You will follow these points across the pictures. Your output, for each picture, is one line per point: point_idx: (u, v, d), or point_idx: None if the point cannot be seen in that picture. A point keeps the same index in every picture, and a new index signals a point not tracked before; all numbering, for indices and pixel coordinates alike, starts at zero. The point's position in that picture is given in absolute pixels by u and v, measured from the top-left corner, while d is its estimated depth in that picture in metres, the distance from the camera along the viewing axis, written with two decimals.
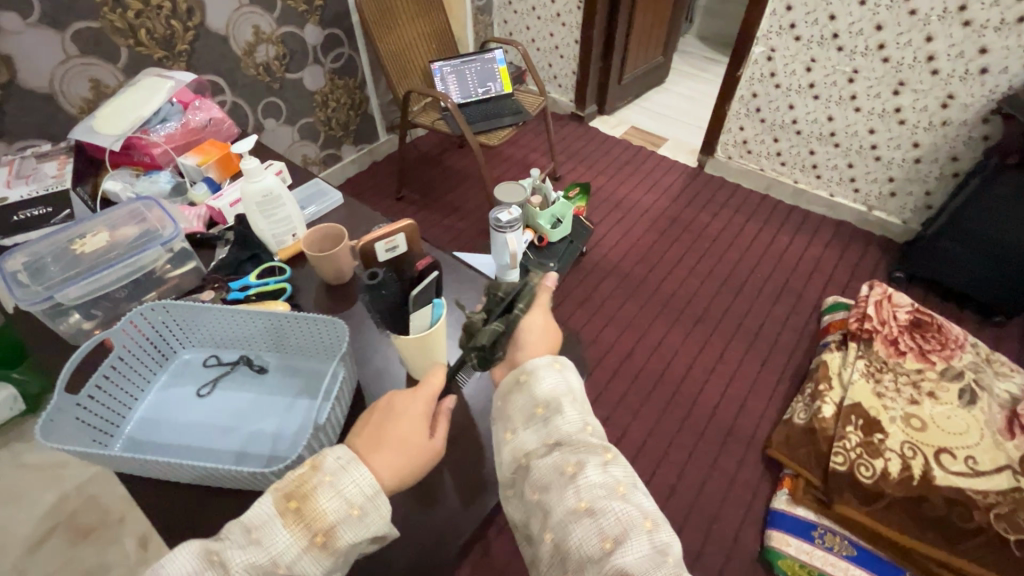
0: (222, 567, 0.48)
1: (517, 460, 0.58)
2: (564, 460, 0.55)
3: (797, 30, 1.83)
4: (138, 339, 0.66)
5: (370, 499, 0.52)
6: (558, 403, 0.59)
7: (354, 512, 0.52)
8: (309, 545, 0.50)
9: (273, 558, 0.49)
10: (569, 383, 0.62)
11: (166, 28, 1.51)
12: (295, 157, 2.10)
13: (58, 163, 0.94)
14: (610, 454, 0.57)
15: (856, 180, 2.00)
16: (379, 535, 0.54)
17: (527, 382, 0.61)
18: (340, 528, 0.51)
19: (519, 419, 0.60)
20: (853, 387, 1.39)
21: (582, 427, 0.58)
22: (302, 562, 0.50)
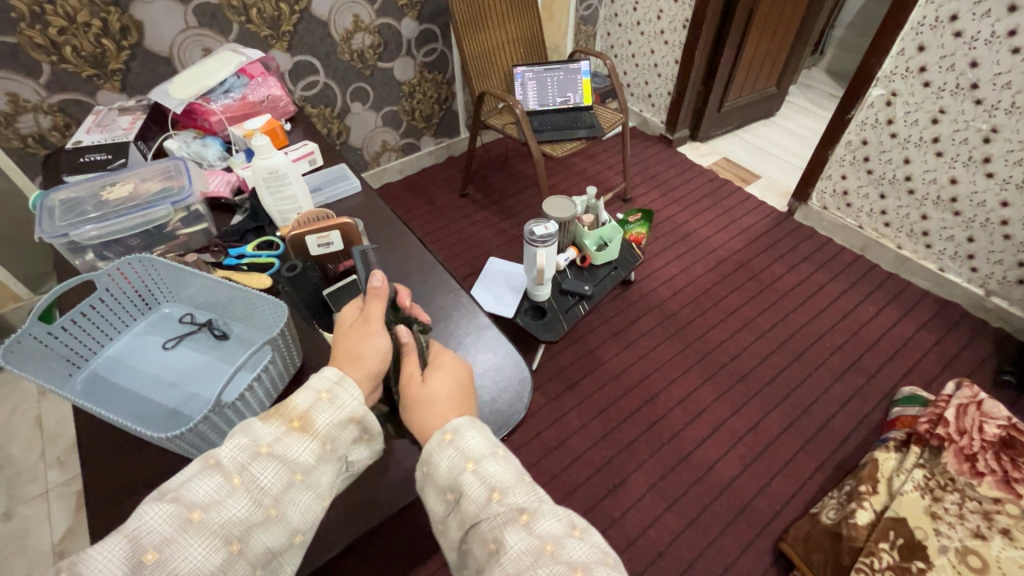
0: (217, 462, 0.48)
1: (457, 546, 0.53)
2: (485, 538, 0.49)
3: (926, 75, 1.58)
4: (123, 285, 0.72)
5: (335, 383, 0.55)
6: (460, 485, 0.52)
7: (323, 396, 0.54)
8: (288, 430, 0.51)
9: (258, 441, 0.49)
10: (463, 453, 0.53)
11: (275, 9, 1.64)
12: (376, 141, 2.21)
13: (132, 118, 1.06)
14: (528, 513, 0.49)
15: (975, 258, 1.69)
16: (363, 422, 0.55)
17: (428, 473, 0.54)
18: (315, 412, 0.52)
19: (439, 511, 0.54)
20: (902, 499, 1.18)
21: (487, 498, 0.50)
22: (288, 445, 0.50)
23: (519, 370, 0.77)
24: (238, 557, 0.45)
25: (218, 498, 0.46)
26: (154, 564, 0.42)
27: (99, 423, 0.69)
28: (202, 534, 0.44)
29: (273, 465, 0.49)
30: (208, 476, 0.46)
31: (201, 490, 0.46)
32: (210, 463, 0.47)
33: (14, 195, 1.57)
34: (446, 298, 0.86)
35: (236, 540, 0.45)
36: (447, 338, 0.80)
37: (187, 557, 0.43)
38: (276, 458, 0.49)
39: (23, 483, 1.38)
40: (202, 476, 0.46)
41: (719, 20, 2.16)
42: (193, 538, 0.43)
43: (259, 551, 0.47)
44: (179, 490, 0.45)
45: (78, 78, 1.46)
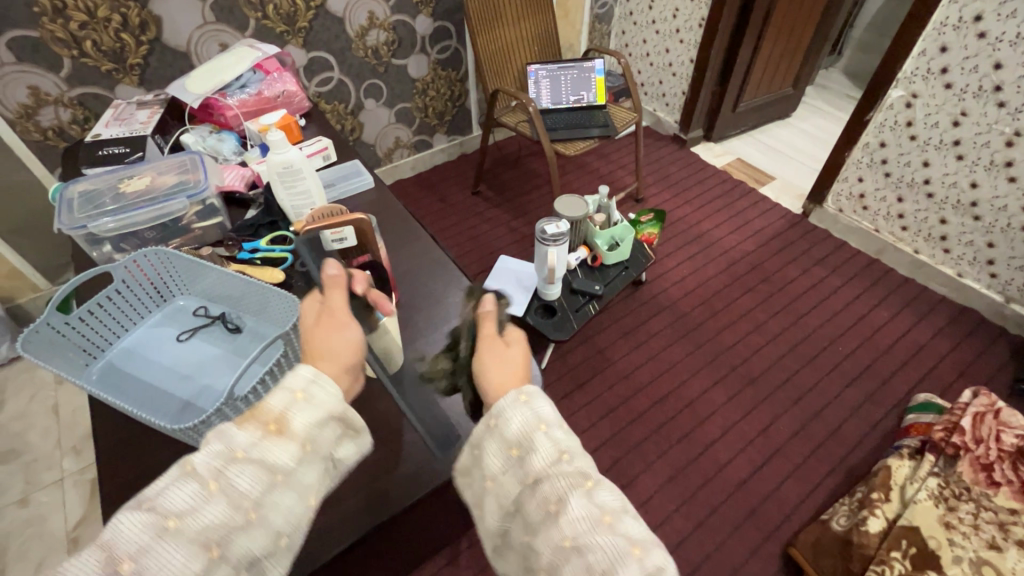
0: (191, 467, 0.45)
1: (504, 505, 0.50)
2: (546, 496, 0.47)
3: (948, 76, 1.55)
4: (139, 277, 0.73)
5: (310, 380, 0.50)
6: (531, 441, 0.50)
7: (299, 395, 0.49)
8: (265, 433, 0.47)
9: (233, 446, 0.46)
10: (537, 413, 0.51)
11: (290, 5, 1.65)
12: (389, 138, 2.21)
13: (150, 112, 1.07)
14: (592, 481, 0.48)
15: (995, 263, 1.66)
16: (345, 418, 0.51)
17: (495, 425, 0.52)
18: (292, 412, 0.48)
19: (497, 465, 0.51)
20: (915, 508, 1.16)
21: (557, 457, 0.49)
22: (265, 449, 0.47)
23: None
24: (219, 564, 0.42)
25: (194, 505, 0.43)
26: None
27: (114, 413, 0.70)
28: (178, 543, 0.41)
29: (251, 470, 0.46)
30: (182, 482, 0.44)
31: (176, 497, 0.43)
32: (184, 469, 0.44)
33: (35, 186, 1.59)
34: (458, 294, 0.86)
35: (216, 548, 0.42)
36: None
37: (163, 566, 0.40)
38: (253, 462, 0.46)
39: (39, 470, 1.40)
40: (177, 481, 0.44)
41: (736, 19, 2.14)
42: (169, 548, 0.40)
43: (242, 558, 0.44)
44: (152, 500, 0.43)
45: (98, 72, 1.48)
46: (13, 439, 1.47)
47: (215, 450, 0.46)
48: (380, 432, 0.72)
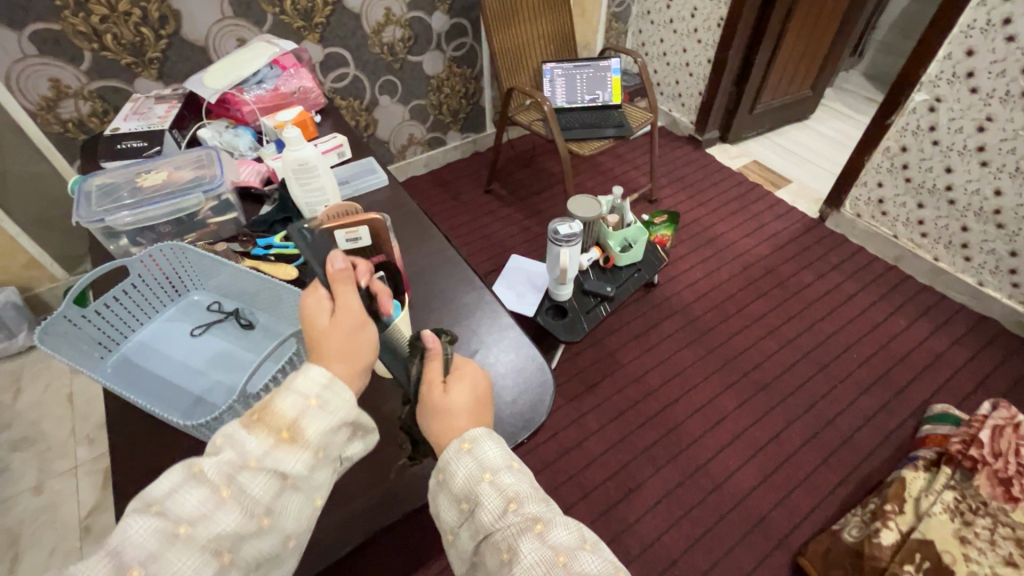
0: (202, 472, 0.46)
1: (468, 559, 0.52)
2: (499, 547, 0.49)
3: (974, 81, 1.51)
4: (154, 271, 0.73)
5: (325, 386, 0.51)
6: (477, 494, 0.51)
7: (313, 403, 0.50)
8: (278, 442, 0.48)
9: (245, 453, 0.47)
10: (482, 464, 0.53)
11: (308, 1, 1.66)
12: (403, 135, 2.22)
13: (168, 106, 1.08)
14: (542, 522, 0.49)
15: (1018, 273, 1.62)
16: (355, 422, 0.54)
17: (444, 481, 0.54)
18: (305, 419, 0.50)
19: (452, 520, 0.53)
20: (930, 521, 1.14)
21: (504, 508, 0.50)
22: (277, 457, 0.48)
23: (541, 372, 0.77)
24: (229, 568, 0.44)
25: (205, 511, 0.44)
26: None
27: (129, 407, 0.70)
28: (190, 550, 0.42)
29: (263, 477, 0.47)
30: (194, 488, 0.45)
31: (188, 504, 0.44)
32: (195, 474, 0.45)
33: (55, 178, 1.61)
34: (470, 295, 0.85)
35: (225, 554, 0.44)
36: (470, 337, 0.79)
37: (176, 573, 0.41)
38: (264, 471, 0.47)
39: (53, 458, 1.43)
40: (189, 487, 0.45)
41: (755, 20, 2.11)
42: (180, 555, 0.42)
43: (251, 561, 0.46)
44: (164, 504, 0.44)
45: (117, 66, 1.50)
46: (30, 425, 1.50)
47: (224, 457, 0.47)
48: (389, 434, 0.72)
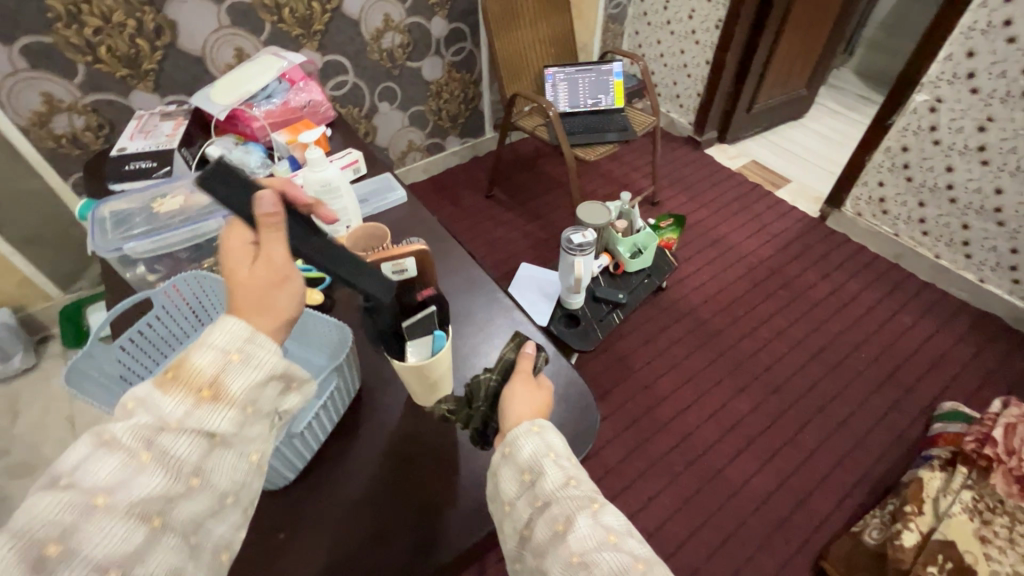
0: (112, 438, 0.39)
1: (518, 532, 0.49)
2: (554, 519, 0.46)
3: (975, 81, 1.53)
4: (176, 301, 0.70)
5: (246, 339, 0.44)
6: (541, 465, 0.50)
7: (234, 357, 0.44)
8: (198, 401, 0.42)
9: (163, 416, 0.41)
10: (549, 442, 0.52)
11: (307, 9, 1.62)
12: (402, 141, 2.19)
13: (174, 123, 1.05)
14: (599, 503, 0.48)
15: (1018, 269, 1.65)
16: (286, 373, 0.47)
17: (506, 453, 0.52)
18: (227, 374, 0.43)
19: (511, 491, 0.50)
20: (950, 522, 1.15)
21: (565, 482, 0.48)
22: (201, 416, 0.41)
23: (583, 396, 0.75)
24: (164, 533, 0.39)
25: (124, 477, 0.38)
26: (57, 559, 0.34)
27: None
28: (110, 519, 0.36)
29: (188, 438, 0.41)
30: (104, 455, 0.38)
31: (101, 472, 0.38)
32: (104, 440, 0.39)
33: (47, 195, 1.56)
34: (503, 319, 0.83)
35: (157, 517, 0.38)
36: None
37: (99, 543, 0.36)
38: (189, 432, 0.41)
39: None
40: (97, 455, 0.38)
41: (753, 21, 2.12)
42: (98, 527, 0.36)
43: (190, 523, 0.40)
44: (72, 477, 0.37)
45: (112, 78, 1.45)
46: (30, 451, 1.45)
47: (139, 419, 0.40)
48: None
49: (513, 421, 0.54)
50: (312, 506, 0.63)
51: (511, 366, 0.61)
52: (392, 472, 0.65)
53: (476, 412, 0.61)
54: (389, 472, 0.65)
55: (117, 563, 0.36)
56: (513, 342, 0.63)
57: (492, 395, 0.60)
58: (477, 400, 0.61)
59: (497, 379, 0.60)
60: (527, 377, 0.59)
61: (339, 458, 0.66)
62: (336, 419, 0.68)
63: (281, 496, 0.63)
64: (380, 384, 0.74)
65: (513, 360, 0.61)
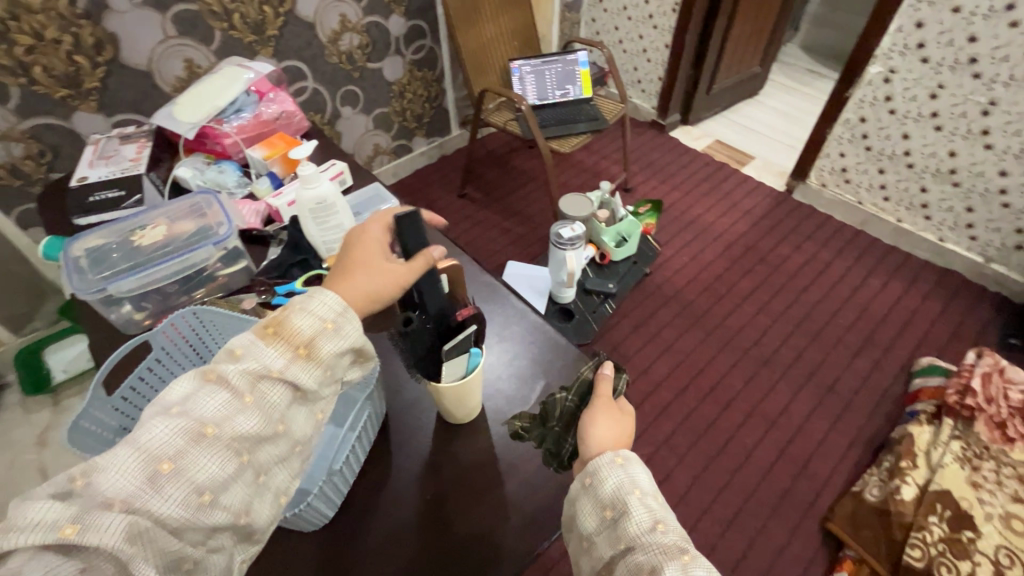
0: (221, 378, 0.46)
1: (597, 567, 0.51)
2: (640, 565, 0.47)
3: (924, 51, 1.60)
4: (177, 341, 0.64)
5: (339, 313, 0.51)
6: (625, 503, 0.51)
7: (328, 326, 0.50)
8: (294, 357, 0.48)
9: (266, 364, 0.47)
10: (635, 479, 0.53)
11: (258, 13, 1.54)
12: (367, 145, 2.11)
13: (137, 146, 0.97)
14: (689, 555, 0.47)
15: (974, 227, 1.75)
16: (359, 348, 0.54)
17: (589, 484, 0.53)
18: (320, 340, 0.50)
19: (591, 524, 0.52)
20: (943, 472, 1.22)
21: (651, 526, 0.49)
22: (294, 372, 0.48)
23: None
24: (248, 466, 0.45)
25: (227, 413, 0.45)
26: (169, 473, 0.41)
27: None
28: (214, 448, 0.43)
29: (279, 388, 0.47)
30: (213, 390, 0.45)
31: (209, 406, 0.44)
32: (214, 378, 0.45)
33: None
34: (520, 323, 0.82)
35: (246, 452, 0.45)
36: (530, 367, 0.76)
37: (201, 468, 0.42)
38: (283, 383, 0.47)
39: None
40: (208, 390, 0.45)
41: (708, 3, 2.15)
42: (206, 451, 0.43)
43: (265, 462, 0.47)
44: (185, 405, 0.44)
45: (50, 100, 1.33)
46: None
47: (246, 365, 0.47)
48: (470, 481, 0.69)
49: (594, 447, 0.56)
50: (357, 543, 0.60)
51: (588, 387, 0.64)
52: (435, 497, 0.64)
53: (550, 432, 0.63)
54: (432, 498, 0.63)
55: (212, 486, 0.43)
56: (592, 364, 0.66)
57: (570, 414, 0.62)
58: (551, 419, 0.63)
59: (574, 399, 0.62)
60: (607, 402, 0.61)
61: (377, 488, 0.64)
62: (368, 446, 0.66)
63: (318, 534, 0.61)
64: (403, 406, 0.71)
65: (592, 381, 0.64)
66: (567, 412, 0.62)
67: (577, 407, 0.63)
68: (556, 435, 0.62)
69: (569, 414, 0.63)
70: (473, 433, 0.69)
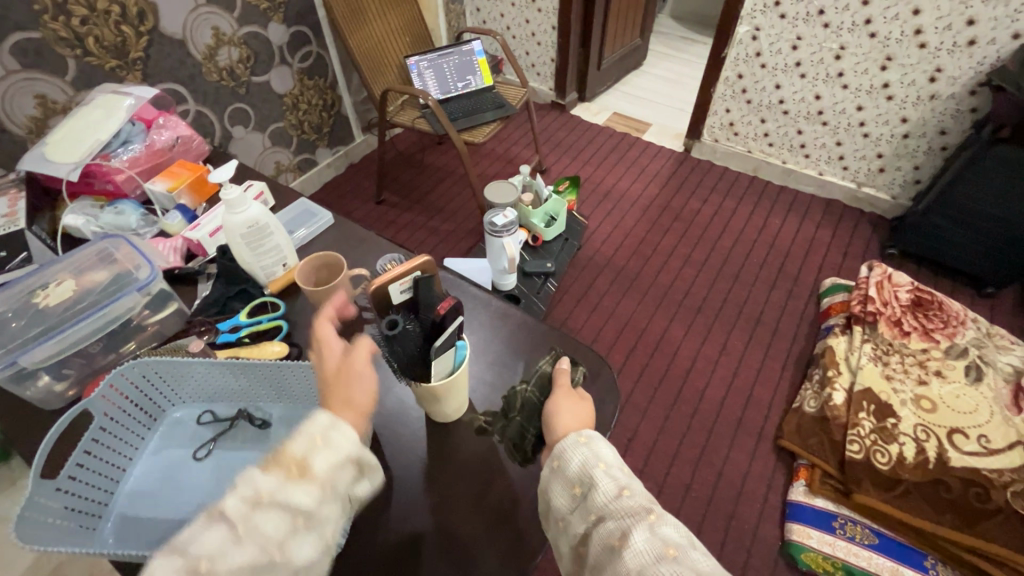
0: (221, 510, 0.44)
1: (574, 547, 0.51)
2: (610, 534, 0.48)
3: (781, 8, 1.78)
4: (120, 403, 0.59)
5: (327, 426, 0.49)
6: (591, 478, 0.52)
7: (318, 441, 0.48)
8: (287, 479, 0.46)
9: (260, 489, 0.45)
10: (599, 453, 0.54)
11: (116, 35, 1.37)
12: (268, 164, 1.98)
13: (8, 199, 0.85)
14: (656, 514, 0.48)
15: (845, 158, 1.98)
16: (361, 461, 0.50)
17: (556, 467, 0.55)
18: (311, 458, 0.47)
19: (563, 506, 0.53)
20: (862, 372, 1.40)
21: (617, 493, 0.51)
22: (291, 494, 0.45)
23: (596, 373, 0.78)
24: None
25: (224, 547, 0.42)
26: None
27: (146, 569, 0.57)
28: None
29: (275, 514, 0.44)
30: (214, 523, 0.43)
31: (208, 540, 0.42)
32: (215, 511, 0.44)
33: None
34: (486, 311, 0.82)
35: None
36: (505, 353, 0.77)
37: None
38: (279, 508, 0.45)
39: None
40: (208, 524, 0.43)
41: None
42: None
43: None
44: (184, 543, 0.42)
45: None
46: None
47: (244, 492, 0.45)
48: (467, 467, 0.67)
49: (560, 430, 0.58)
50: (373, 568, 0.58)
51: (548, 379, 0.65)
52: (441, 500, 0.63)
53: (513, 422, 0.65)
54: (437, 501, 0.63)
55: None
56: (550, 357, 0.68)
57: (532, 408, 0.64)
58: (514, 411, 0.65)
59: (534, 392, 0.64)
60: (566, 389, 0.62)
61: (378, 510, 0.62)
62: None
63: None
64: (387, 421, 0.70)
65: (551, 374, 0.65)
66: (528, 406, 0.64)
67: (540, 402, 0.64)
68: (520, 429, 0.64)
69: (532, 408, 0.64)
70: (463, 431, 0.69)
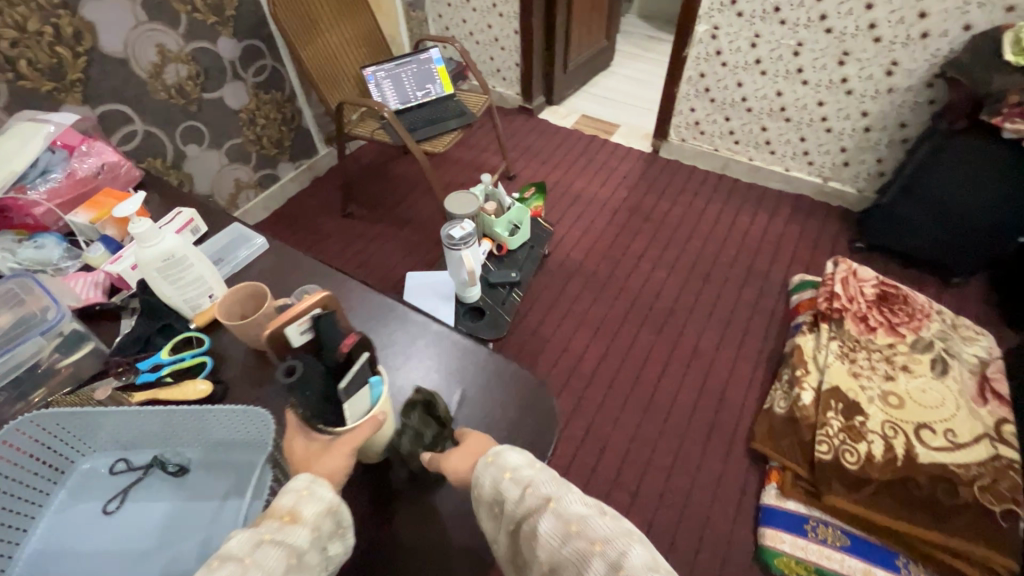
0: (224, 556, 0.45)
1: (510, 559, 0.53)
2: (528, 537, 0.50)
3: (738, 6, 1.77)
4: (15, 460, 0.55)
5: (309, 480, 0.52)
6: (501, 493, 0.52)
7: (303, 492, 0.50)
8: (282, 523, 0.48)
9: (258, 533, 0.47)
10: (504, 464, 0.54)
11: (51, 56, 1.33)
12: (227, 181, 1.93)
13: None
14: (556, 499, 0.50)
15: (809, 153, 1.98)
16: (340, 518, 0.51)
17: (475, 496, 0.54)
18: (301, 505, 0.50)
19: (489, 529, 0.53)
20: (830, 371, 1.39)
21: (522, 493, 0.52)
22: (287, 535, 0.47)
23: None
24: None
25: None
26: None
27: None
28: None
29: (277, 550, 0.46)
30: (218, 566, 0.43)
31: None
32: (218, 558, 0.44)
33: None
34: (427, 336, 0.78)
35: None
36: (444, 379, 0.74)
37: None
38: (280, 545, 0.46)
39: None
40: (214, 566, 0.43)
41: None
42: None
43: None
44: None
45: None
46: None
47: (243, 536, 0.46)
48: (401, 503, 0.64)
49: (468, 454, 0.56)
50: None
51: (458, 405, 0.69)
52: (372, 542, 0.60)
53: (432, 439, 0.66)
54: (368, 545, 0.60)
55: None
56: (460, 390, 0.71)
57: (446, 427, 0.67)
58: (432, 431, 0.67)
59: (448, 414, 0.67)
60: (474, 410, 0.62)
61: None
62: None
63: None
64: None
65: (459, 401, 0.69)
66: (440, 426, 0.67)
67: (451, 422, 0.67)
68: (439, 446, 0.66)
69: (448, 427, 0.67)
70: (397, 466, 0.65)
